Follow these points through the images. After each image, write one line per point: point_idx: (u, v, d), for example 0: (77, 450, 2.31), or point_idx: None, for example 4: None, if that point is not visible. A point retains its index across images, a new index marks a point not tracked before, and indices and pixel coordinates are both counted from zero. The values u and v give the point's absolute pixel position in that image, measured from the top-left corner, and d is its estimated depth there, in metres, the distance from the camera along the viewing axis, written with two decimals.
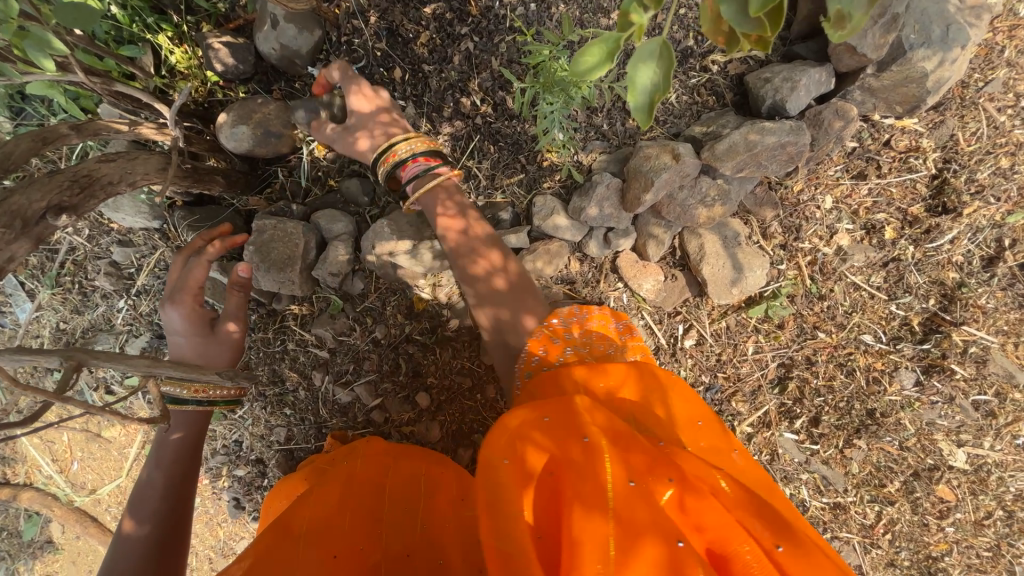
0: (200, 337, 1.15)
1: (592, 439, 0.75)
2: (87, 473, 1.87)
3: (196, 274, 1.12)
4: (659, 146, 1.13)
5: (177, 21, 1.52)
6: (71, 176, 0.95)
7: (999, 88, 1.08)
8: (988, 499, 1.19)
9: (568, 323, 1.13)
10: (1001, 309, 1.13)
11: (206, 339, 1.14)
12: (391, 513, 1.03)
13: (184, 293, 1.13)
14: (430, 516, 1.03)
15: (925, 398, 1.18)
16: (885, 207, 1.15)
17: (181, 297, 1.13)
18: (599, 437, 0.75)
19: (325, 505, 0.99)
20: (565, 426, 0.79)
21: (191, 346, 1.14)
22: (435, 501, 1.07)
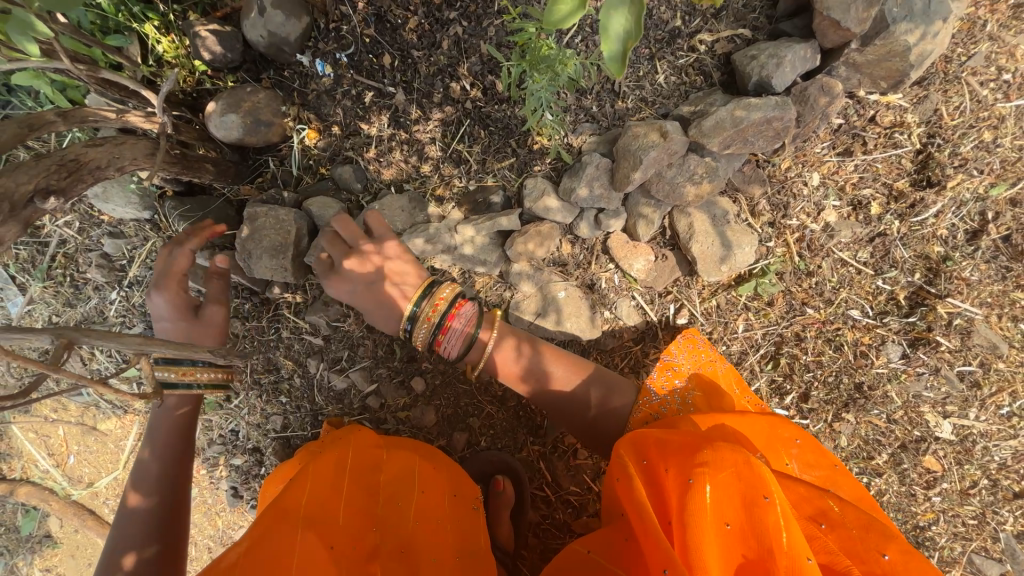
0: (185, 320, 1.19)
1: (703, 478, 0.79)
2: (84, 467, 1.87)
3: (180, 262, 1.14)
4: (647, 125, 1.14)
5: (162, 9, 1.51)
6: (59, 160, 0.95)
7: (982, 62, 1.09)
8: (973, 468, 1.21)
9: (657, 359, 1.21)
10: (985, 281, 1.14)
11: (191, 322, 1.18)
12: (386, 507, 1.05)
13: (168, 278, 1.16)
14: (423, 511, 1.07)
15: (912, 370, 1.20)
16: (871, 182, 1.17)
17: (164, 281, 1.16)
18: (701, 475, 0.79)
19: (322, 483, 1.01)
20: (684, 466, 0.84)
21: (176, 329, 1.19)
22: (427, 496, 1.10)
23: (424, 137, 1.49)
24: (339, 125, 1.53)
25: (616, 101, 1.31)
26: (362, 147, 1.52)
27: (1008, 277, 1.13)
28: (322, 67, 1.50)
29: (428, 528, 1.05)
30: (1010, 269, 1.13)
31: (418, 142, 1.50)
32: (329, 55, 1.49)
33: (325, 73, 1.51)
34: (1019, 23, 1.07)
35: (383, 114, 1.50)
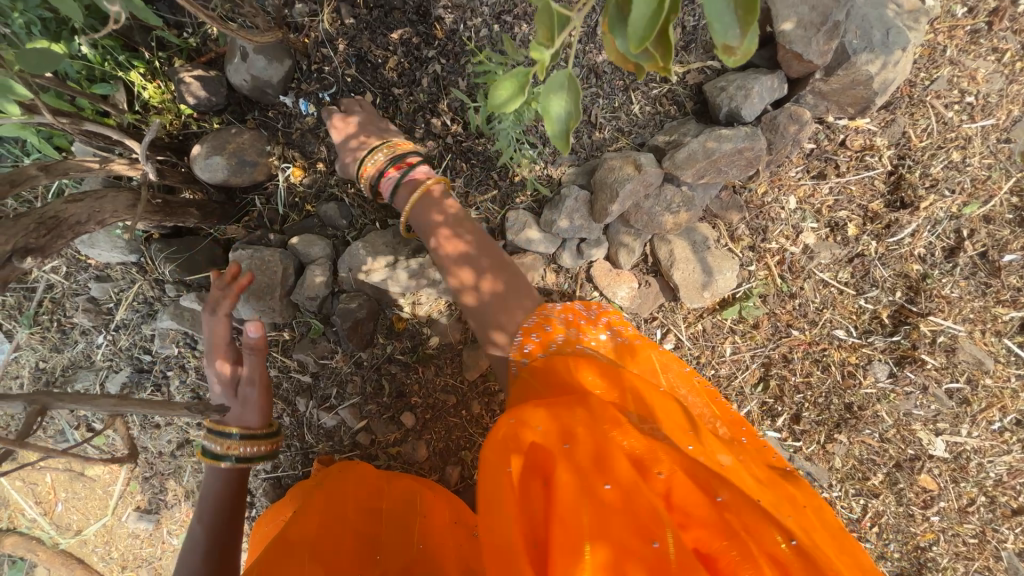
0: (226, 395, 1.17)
1: (582, 456, 0.78)
2: (72, 514, 1.83)
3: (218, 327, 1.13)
4: (622, 157, 1.16)
5: (148, 57, 1.54)
6: (37, 218, 0.95)
7: (945, 86, 1.12)
8: (969, 485, 1.20)
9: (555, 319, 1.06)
10: (965, 298, 1.15)
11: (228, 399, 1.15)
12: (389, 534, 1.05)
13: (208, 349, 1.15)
14: (428, 533, 1.08)
15: (900, 389, 1.20)
16: (846, 205, 1.18)
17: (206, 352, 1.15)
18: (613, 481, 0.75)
19: (331, 512, 1.03)
20: (598, 453, 0.79)
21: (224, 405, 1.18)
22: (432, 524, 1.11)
23: None
24: (324, 163, 1.55)
25: (593, 132, 1.33)
26: (345, 183, 1.54)
27: (988, 293, 1.14)
28: (305, 107, 1.53)
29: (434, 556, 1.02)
30: (989, 285, 1.14)
31: None
32: (311, 95, 1.52)
33: (309, 112, 1.53)
34: (978, 47, 1.10)
35: None
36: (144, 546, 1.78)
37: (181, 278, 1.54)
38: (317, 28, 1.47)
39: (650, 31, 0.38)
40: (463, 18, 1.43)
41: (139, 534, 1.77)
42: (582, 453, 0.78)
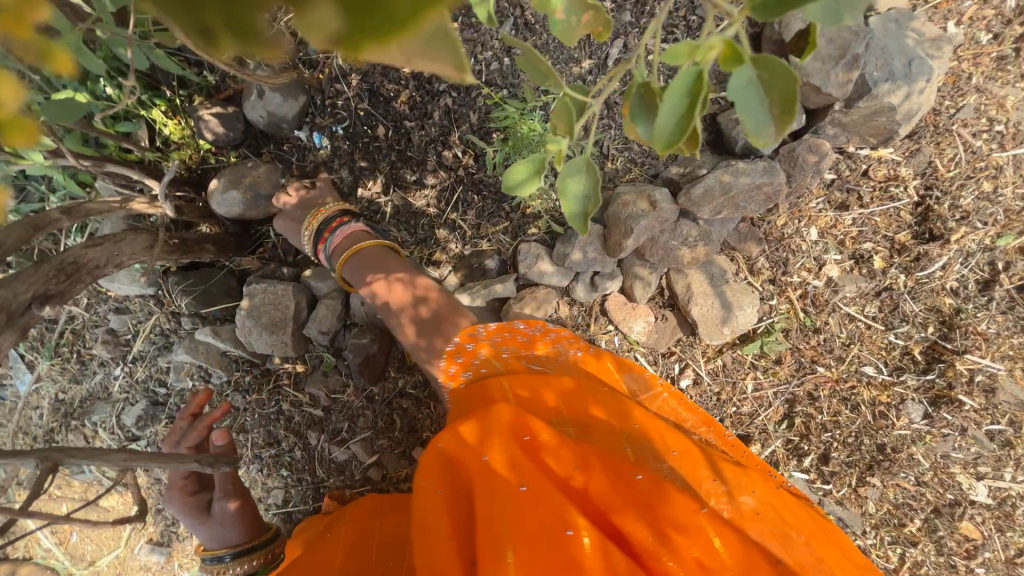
0: (203, 525, 1.32)
1: (498, 463, 0.84)
2: (87, 544, 1.83)
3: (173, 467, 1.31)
4: (636, 192, 1.14)
5: (170, 95, 1.59)
6: (58, 264, 0.96)
7: (971, 114, 1.08)
8: (1016, 535, 1.12)
9: (490, 335, 1.16)
10: (1003, 334, 1.09)
11: (207, 523, 1.30)
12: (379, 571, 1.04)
13: (174, 490, 1.32)
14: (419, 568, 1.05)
15: (936, 431, 1.13)
16: (871, 236, 1.14)
17: (170, 494, 1.31)
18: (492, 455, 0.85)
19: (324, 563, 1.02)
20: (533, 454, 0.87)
21: (208, 533, 1.32)
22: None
23: (418, 203, 1.52)
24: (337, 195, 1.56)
25: (605, 163, 1.31)
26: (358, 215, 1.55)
27: None
28: (319, 140, 1.56)
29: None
30: None
31: (414, 208, 1.52)
32: (325, 129, 1.54)
33: (322, 145, 1.56)
34: (1005, 74, 1.06)
35: (379, 182, 1.54)
36: None
37: (197, 310, 1.55)
38: (331, 65, 1.50)
39: (680, 136, 0.32)
40: (474, 52, 1.45)
41: (150, 567, 1.76)
42: (516, 450, 0.86)
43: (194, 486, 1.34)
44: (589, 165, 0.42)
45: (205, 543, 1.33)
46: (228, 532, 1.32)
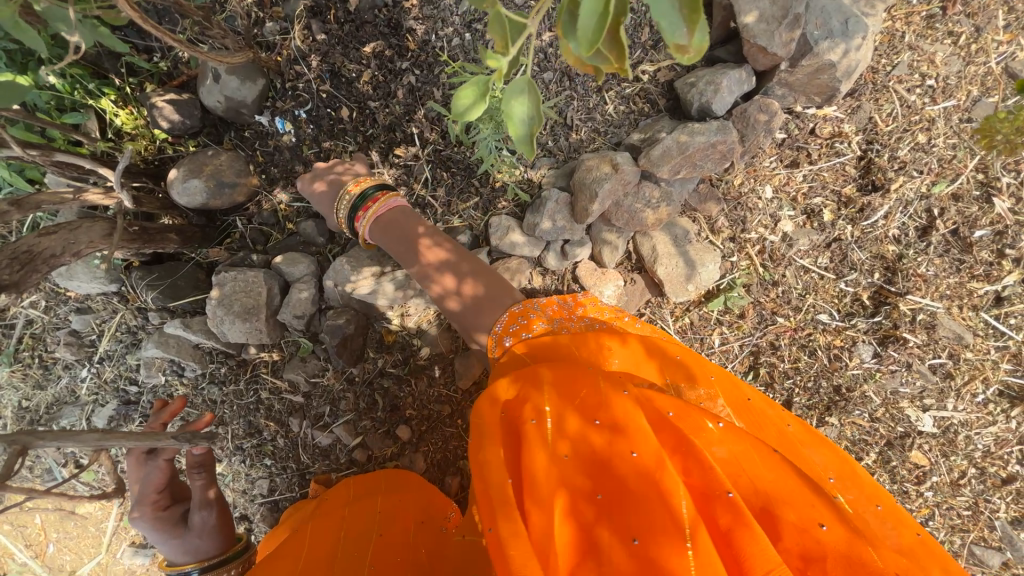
0: (177, 537, 1.08)
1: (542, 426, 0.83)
2: (65, 554, 1.78)
3: (155, 478, 1.05)
4: (599, 158, 1.17)
5: (119, 84, 1.53)
6: (10, 253, 0.93)
7: (905, 70, 1.15)
8: (959, 459, 1.22)
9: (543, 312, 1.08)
10: (941, 275, 1.17)
11: (180, 538, 1.07)
12: (343, 550, 1.03)
13: (143, 503, 1.06)
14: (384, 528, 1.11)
15: (885, 368, 1.22)
16: (821, 191, 1.21)
17: (140, 509, 1.06)
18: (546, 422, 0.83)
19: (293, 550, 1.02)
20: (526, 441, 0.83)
21: (174, 548, 1.08)
22: (387, 533, 1.09)
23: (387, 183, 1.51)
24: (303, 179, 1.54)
25: (570, 134, 1.34)
26: None
27: (963, 269, 1.16)
28: (281, 125, 1.53)
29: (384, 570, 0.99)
30: (963, 261, 1.16)
31: None
32: (287, 113, 1.52)
33: (285, 130, 1.53)
34: (934, 31, 1.13)
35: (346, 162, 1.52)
36: None
37: (165, 304, 1.51)
38: (289, 47, 1.47)
39: (600, 33, 0.41)
40: (435, 29, 1.44)
41: (135, 568, 1.74)
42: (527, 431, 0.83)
43: (169, 497, 1.09)
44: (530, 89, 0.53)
45: (171, 557, 1.08)
46: (206, 543, 1.08)
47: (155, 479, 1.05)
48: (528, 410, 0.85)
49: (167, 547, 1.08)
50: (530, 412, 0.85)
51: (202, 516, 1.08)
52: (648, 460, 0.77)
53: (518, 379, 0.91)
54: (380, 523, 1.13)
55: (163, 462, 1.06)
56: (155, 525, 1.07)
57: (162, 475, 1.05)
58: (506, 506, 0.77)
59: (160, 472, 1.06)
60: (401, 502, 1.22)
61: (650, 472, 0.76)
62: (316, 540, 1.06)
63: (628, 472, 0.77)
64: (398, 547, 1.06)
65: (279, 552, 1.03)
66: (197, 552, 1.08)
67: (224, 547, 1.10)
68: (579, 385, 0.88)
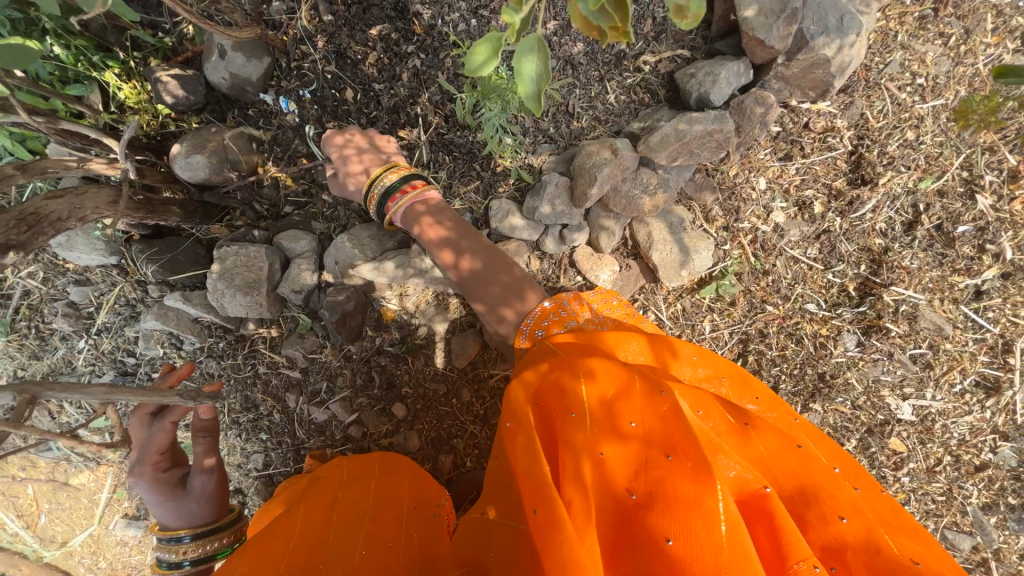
0: (174, 501, 1.09)
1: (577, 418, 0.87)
2: (57, 525, 1.79)
3: (159, 438, 1.07)
4: (599, 143, 1.20)
5: (123, 57, 1.53)
6: (18, 214, 0.95)
7: (897, 69, 1.19)
8: (936, 446, 1.27)
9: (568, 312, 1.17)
10: (924, 268, 1.22)
11: (178, 501, 1.09)
12: (334, 538, 1.02)
13: (145, 463, 1.08)
14: (377, 511, 1.11)
15: (868, 357, 1.26)
16: (812, 184, 1.25)
17: (141, 469, 1.07)
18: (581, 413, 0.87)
19: (283, 537, 1.01)
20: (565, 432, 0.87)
21: (168, 512, 1.09)
22: (380, 520, 1.08)
23: None
24: (305, 158, 1.55)
25: (571, 121, 1.37)
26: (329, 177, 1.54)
27: (945, 263, 1.21)
28: (286, 105, 1.54)
29: (376, 556, 0.97)
30: (946, 255, 1.21)
31: None
32: (292, 92, 1.53)
33: (290, 110, 1.54)
34: (926, 32, 1.17)
35: None
36: (134, 553, 1.77)
37: (164, 278, 1.52)
38: (295, 26, 1.48)
39: None
40: (441, 13, 1.46)
41: (128, 540, 1.75)
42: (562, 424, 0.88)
43: (170, 461, 1.11)
44: (541, 48, 0.51)
45: (164, 521, 1.09)
46: (201, 510, 1.10)
47: (159, 439, 1.07)
48: (564, 403, 0.90)
49: (159, 510, 1.09)
50: (570, 406, 0.89)
51: (201, 481, 1.10)
52: (684, 459, 0.77)
53: (556, 371, 0.96)
54: (373, 506, 1.13)
55: (170, 424, 1.08)
56: (152, 487, 1.08)
57: (167, 436, 1.07)
58: (544, 488, 0.81)
59: (165, 433, 1.08)
60: (395, 489, 1.21)
61: (687, 473, 0.76)
62: (306, 527, 1.05)
63: (664, 473, 0.78)
64: (390, 533, 1.05)
65: (268, 535, 1.02)
66: (189, 518, 1.10)
67: (217, 515, 1.12)
68: (615, 382, 0.89)
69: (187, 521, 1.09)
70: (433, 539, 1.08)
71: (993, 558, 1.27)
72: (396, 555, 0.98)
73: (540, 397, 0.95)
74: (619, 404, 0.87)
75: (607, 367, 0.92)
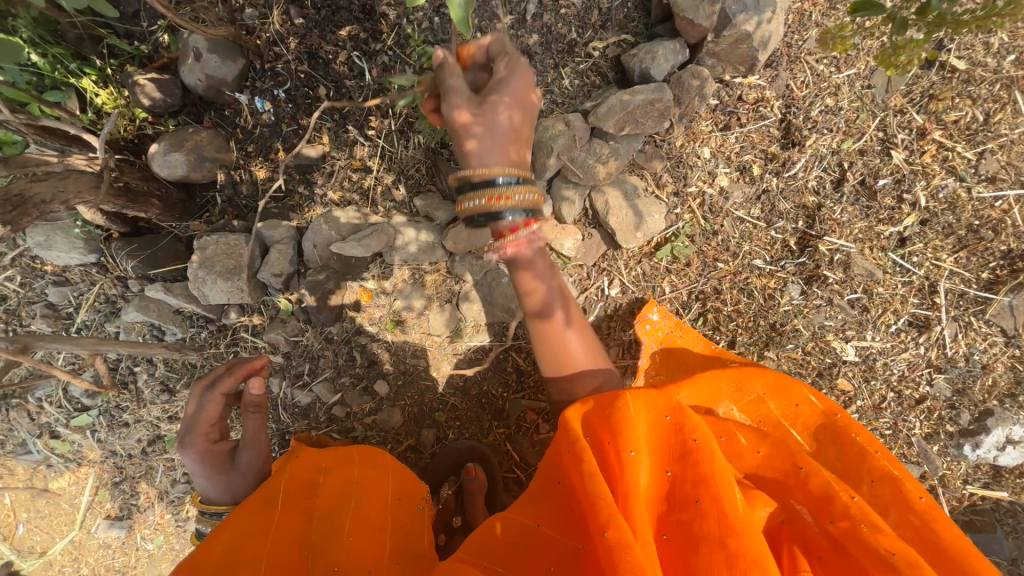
0: (221, 474, 1.13)
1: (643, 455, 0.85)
2: (36, 534, 1.77)
3: (210, 410, 1.13)
4: (553, 119, 1.32)
5: (99, 64, 1.58)
6: (3, 195, 1.00)
7: (814, 44, 1.33)
8: (879, 383, 1.38)
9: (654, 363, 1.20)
10: (853, 220, 1.35)
11: (225, 475, 1.13)
12: (318, 529, 1.01)
13: (196, 434, 1.12)
14: (364, 496, 1.09)
15: (812, 304, 1.38)
16: (750, 150, 1.38)
17: (192, 440, 1.11)
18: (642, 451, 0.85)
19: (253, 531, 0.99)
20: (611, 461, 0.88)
21: (213, 485, 1.12)
22: (366, 507, 1.07)
23: (363, 154, 1.60)
24: (280, 152, 1.61)
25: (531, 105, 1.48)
26: (305, 169, 1.61)
27: (871, 214, 1.34)
28: (261, 104, 1.60)
29: (362, 542, 0.99)
30: (871, 207, 1.34)
31: (360, 160, 1.60)
32: (266, 92, 1.60)
33: (264, 109, 1.61)
34: (836, 11, 1.32)
35: (323, 136, 1.61)
36: (118, 556, 1.75)
37: (145, 273, 1.56)
38: (268, 30, 1.56)
39: None
40: (406, 13, 1.56)
41: (111, 543, 1.74)
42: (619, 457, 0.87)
43: (217, 433, 1.16)
44: None
45: (209, 492, 1.14)
46: (245, 484, 1.14)
47: (211, 411, 1.13)
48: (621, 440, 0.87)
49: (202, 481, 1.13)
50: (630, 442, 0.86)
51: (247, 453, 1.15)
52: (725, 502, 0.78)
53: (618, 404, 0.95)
54: (356, 499, 1.08)
55: (220, 397, 1.14)
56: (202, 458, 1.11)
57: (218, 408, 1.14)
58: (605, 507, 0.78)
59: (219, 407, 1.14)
60: (381, 475, 1.17)
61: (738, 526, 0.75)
62: (285, 518, 1.03)
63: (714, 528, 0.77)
64: (378, 519, 1.05)
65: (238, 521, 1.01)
66: (231, 491, 1.14)
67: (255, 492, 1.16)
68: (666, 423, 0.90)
69: (230, 491, 1.14)
70: (418, 529, 1.09)
71: (939, 484, 1.38)
72: (380, 548, 0.99)
73: (591, 426, 0.94)
74: (676, 446, 0.88)
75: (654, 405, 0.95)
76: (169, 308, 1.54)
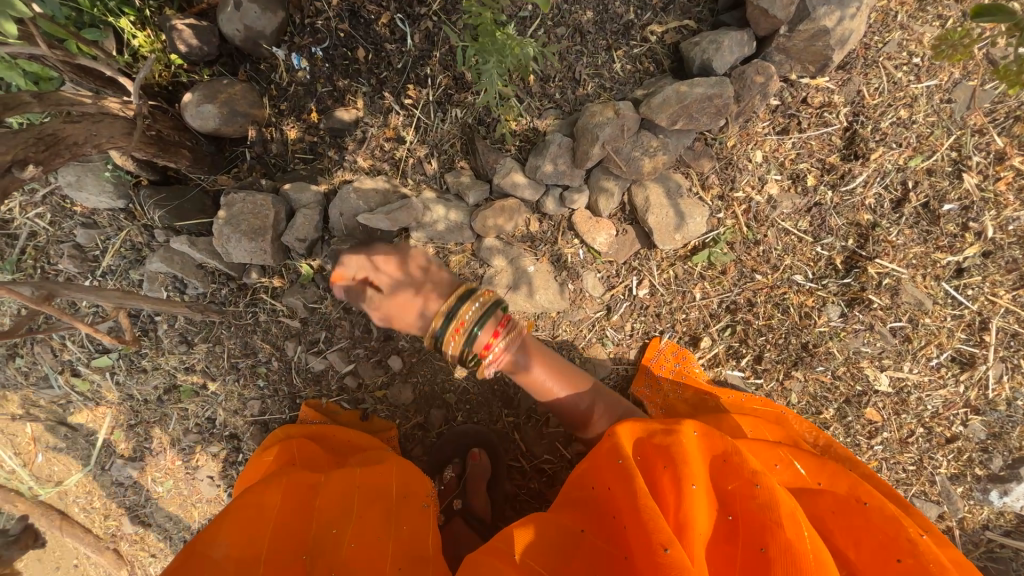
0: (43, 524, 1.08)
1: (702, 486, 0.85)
2: (53, 464, 1.83)
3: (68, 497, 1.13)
4: (602, 104, 1.24)
5: (139, 5, 1.53)
6: (37, 134, 0.98)
7: (895, 49, 1.22)
8: (909, 417, 1.32)
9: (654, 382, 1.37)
10: (909, 244, 1.26)
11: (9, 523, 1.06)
12: (318, 533, 0.97)
13: None
14: (365, 502, 1.05)
15: (850, 328, 1.31)
16: (807, 158, 1.29)
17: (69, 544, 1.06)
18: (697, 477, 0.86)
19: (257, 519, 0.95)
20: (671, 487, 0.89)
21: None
22: (367, 513, 1.03)
23: (397, 123, 1.55)
24: (314, 113, 1.57)
25: (577, 88, 1.40)
26: (338, 133, 1.56)
27: (929, 239, 1.25)
28: (298, 61, 1.55)
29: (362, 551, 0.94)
30: (931, 232, 1.25)
31: (394, 129, 1.55)
32: (304, 48, 1.54)
33: (301, 67, 1.55)
34: (924, 14, 1.21)
35: (359, 100, 1.55)
36: (127, 494, 1.80)
37: (171, 224, 1.55)
38: None
39: None
40: None
41: (123, 481, 1.79)
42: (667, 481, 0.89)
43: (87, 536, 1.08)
44: None
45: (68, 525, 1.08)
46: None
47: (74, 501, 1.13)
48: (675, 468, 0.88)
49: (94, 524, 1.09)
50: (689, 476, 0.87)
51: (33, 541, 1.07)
52: (786, 548, 0.76)
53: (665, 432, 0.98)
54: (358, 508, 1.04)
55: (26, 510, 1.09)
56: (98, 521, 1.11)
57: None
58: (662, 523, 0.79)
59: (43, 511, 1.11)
60: (378, 479, 1.13)
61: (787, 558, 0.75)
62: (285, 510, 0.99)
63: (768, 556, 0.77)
64: (379, 524, 1.00)
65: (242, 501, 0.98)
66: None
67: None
68: (720, 462, 0.90)
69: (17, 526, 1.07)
70: (421, 532, 1.02)
71: (958, 527, 1.33)
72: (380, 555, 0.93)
73: (647, 449, 0.96)
74: (736, 492, 0.85)
75: (714, 446, 0.94)
76: (191, 262, 1.54)
